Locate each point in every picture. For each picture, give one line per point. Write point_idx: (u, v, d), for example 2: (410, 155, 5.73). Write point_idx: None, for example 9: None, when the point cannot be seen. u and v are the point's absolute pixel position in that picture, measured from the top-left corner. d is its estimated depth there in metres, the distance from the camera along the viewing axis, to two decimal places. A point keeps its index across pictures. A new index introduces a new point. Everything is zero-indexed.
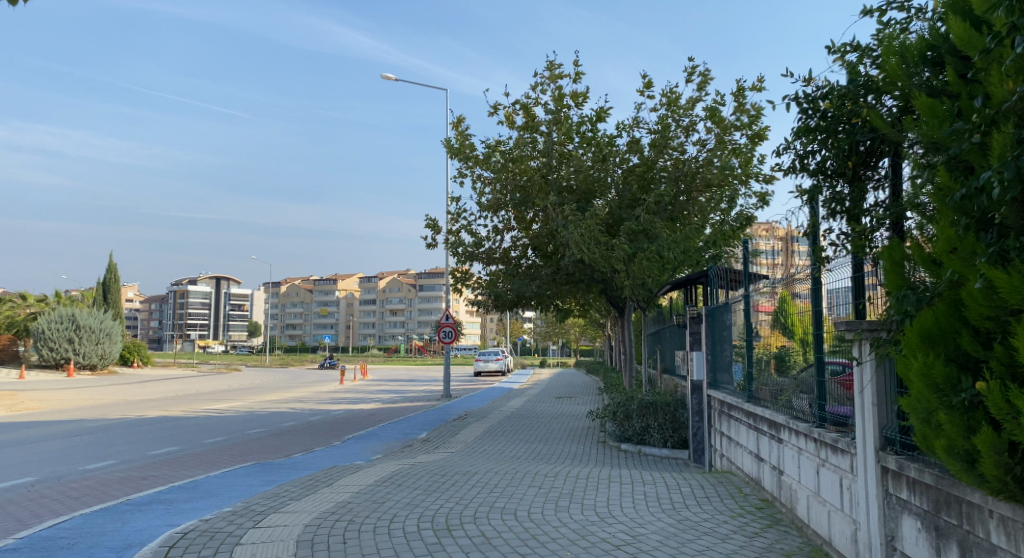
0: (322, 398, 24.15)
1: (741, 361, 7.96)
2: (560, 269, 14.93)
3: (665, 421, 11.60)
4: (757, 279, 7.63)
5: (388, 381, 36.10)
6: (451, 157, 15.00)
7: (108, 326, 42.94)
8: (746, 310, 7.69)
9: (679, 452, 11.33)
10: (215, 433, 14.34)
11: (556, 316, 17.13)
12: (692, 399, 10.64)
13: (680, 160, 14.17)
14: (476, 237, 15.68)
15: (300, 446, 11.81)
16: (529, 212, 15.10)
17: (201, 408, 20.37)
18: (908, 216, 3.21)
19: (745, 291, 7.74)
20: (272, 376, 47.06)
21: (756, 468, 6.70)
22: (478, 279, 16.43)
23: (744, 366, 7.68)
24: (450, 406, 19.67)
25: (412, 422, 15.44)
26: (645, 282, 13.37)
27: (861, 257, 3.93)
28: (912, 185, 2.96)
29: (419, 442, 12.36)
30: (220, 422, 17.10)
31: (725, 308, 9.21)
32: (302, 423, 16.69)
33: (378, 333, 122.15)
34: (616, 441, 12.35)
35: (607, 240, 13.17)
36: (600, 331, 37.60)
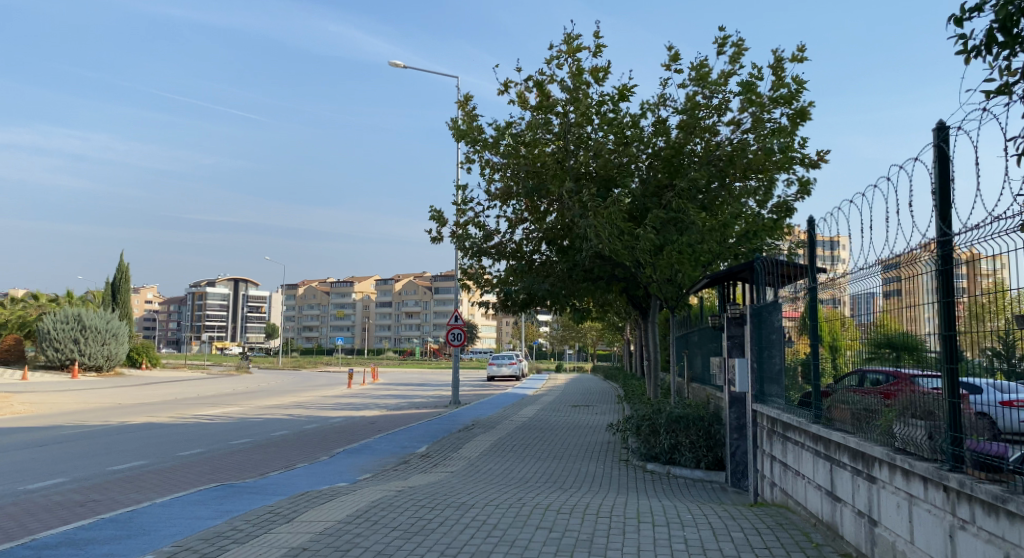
0: (325, 404, 22.87)
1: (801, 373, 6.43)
2: (577, 265, 13.62)
3: (698, 438, 10.13)
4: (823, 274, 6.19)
5: (399, 385, 34.76)
6: (458, 141, 13.64)
7: (114, 327, 42.11)
8: (814, 309, 6.20)
9: (714, 474, 9.84)
10: (195, 445, 13.02)
11: (572, 317, 15.66)
12: (730, 412, 9.49)
13: (712, 143, 12.66)
14: (485, 230, 14.28)
15: (282, 462, 10.47)
16: (542, 202, 13.68)
17: (193, 414, 19.10)
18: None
19: (811, 287, 6.26)
20: (281, 378, 45.98)
21: (829, 510, 5.19)
22: (487, 277, 14.98)
23: (809, 381, 6.16)
24: (458, 415, 18.21)
25: (414, 433, 14.10)
26: (673, 279, 11.87)
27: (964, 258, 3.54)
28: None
29: (416, 458, 11.00)
30: (209, 430, 15.85)
31: (775, 307, 7.71)
32: (296, 432, 15.38)
33: (393, 336, 121.18)
34: (641, 459, 10.85)
35: (630, 231, 11.69)
36: (620, 335, 35.98)
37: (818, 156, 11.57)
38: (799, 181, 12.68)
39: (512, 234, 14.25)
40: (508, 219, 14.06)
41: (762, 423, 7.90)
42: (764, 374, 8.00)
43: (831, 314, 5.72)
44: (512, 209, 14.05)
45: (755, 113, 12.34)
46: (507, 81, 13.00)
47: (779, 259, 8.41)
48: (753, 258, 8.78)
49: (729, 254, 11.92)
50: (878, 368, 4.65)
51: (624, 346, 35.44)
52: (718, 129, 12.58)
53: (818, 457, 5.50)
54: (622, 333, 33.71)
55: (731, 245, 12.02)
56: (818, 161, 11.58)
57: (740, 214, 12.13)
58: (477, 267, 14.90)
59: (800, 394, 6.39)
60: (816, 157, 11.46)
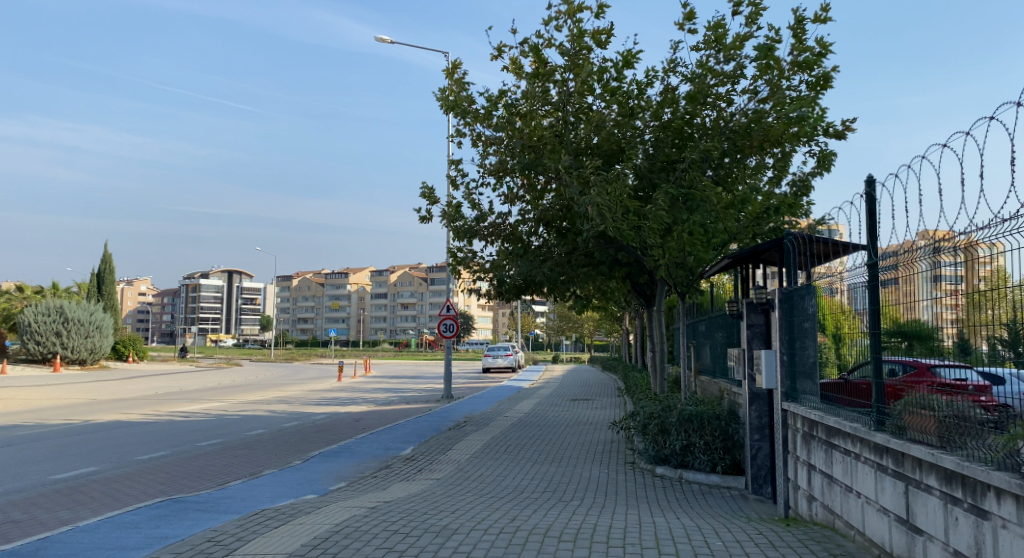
0: (311, 398, 21.74)
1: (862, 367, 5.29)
2: (578, 249, 12.65)
3: (714, 439, 9.06)
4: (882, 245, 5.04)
5: (391, 378, 33.60)
6: (447, 112, 12.51)
7: (98, 319, 40.87)
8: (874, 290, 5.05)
9: (732, 480, 8.80)
10: (160, 446, 11.91)
11: (572, 306, 14.47)
12: (749, 411, 8.55)
13: (725, 113, 11.54)
14: (477, 210, 13.16)
15: (249, 467, 9.42)
16: (539, 179, 12.59)
17: (168, 410, 17.94)
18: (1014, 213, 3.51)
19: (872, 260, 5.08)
20: (272, 371, 44.81)
21: (906, 545, 4.07)
22: (478, 263, 13.78)
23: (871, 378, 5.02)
24: (451, 410, 17.10)
25: (401, 431, 13.04)
26: (684, 262, 10.75)
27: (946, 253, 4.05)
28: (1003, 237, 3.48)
29: (399, 461, 9.96)
30: (180, 428, 14.71)
31: (807, 292, 6.64)
32: (274, 431, 14.26)
33: (389, 328, 119.99)
34: (648, 463, 9.75)
35: (637, 208, 10.59)
36: (619, 325, 34.81)
37: (845, 124, 10.41)
38: (819, 154, 11.52)
39: (507, 215, 13.11)
40: (504, 198, 12.98)
41: (792, 424, 6.83)
42: (795, 367, 6.91)
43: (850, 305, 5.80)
44: (507, 186, 12.98)
45: (772, 80, 11.23)
46: (501, 46, 11.91)
47: (811, 232, 7.27)
48: (782, 236, 7.61)
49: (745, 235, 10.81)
50: (891, 358, 4.70)
51: (623, 337, 34.35)
52: (731, 98, 11.48)
53: (880, 473, 4.43)
54: (621, 323, 32.58)
55: (747, 226, 10.89)
56: (844, 130, 10.41)
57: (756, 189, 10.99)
58: (469, 251, 13.76)
59: (855, 390, 5.27)
60: (843, 126, 10.31)
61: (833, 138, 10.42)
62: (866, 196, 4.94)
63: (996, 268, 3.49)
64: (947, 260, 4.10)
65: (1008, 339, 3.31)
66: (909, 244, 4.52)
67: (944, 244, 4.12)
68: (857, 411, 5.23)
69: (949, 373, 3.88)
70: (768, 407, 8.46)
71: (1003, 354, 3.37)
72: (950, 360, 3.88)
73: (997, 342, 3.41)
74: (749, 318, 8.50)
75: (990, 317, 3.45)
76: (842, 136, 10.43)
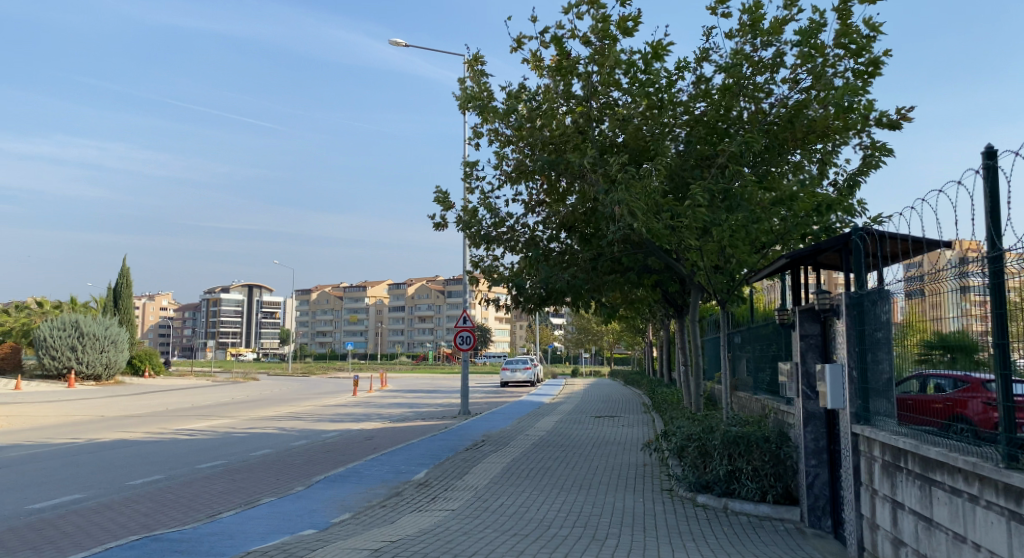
0: (323, 415, 20.87)
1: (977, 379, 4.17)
2: (603, 255, 11.72)
3: (764, 464, 8.01)
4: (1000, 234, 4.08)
5: (408, 392, 32.71)
6: (464, 108, 11.72)
7: (114, 333, 40.50)
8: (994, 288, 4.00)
9: (785, 511, 7.80)
10: (156, 469, 11.08)
11: (599, 316, 13.34)
12: (806, 433, 7.60)
13: (765, 105, 10.57)
14: (495, 214, 12.28)
15: (246, 494, 8.57)
16: (561, 179, 11.73)
17: (173, 429, 17.10)
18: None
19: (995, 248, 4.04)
20: (287, 385, 44.07)
21: None
22: (497, 271, 12.84)
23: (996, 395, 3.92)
24: (468, 427, 16.17)
25: (413, 452, 12.14)
26: (723, 266, 9.69)
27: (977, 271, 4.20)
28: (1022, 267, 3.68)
29: (411, 488, 9.06)
30: (182, 448, 13.85)
31: (880, 297, 5.72)
32: (280, 451, 13.38)
33: (407, 341, 119.33)
34: (688, 491, 8.73)
35: (670, 206, 9.65)
36: (641, 337, 33.68)
37: (900, 113, 9.25)
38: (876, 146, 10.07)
39: (527, 218, 12.23)
40: (523, 201, 12.10)
41: (862, 450, 5.86)
42: (867, 382, 5.94)
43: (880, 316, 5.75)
44: (527, 189, 12.11)
45: (816, 68, 10.27)
46: (521, 37, 11.12)
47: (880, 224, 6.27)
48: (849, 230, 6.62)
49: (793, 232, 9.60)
50: (935, 373, 4.70)
51: (646, 350, 33.20)
52: (771, 90, 10.55)
53: (1019, 525, 3.42)
54: (644, 335, 31.48)
55: (800, 223, 9.60)
56: (899, 119, 9.26)
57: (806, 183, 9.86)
58: (488, 258, 12.86)
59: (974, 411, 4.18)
60: (898, 115, 9.13)
61: (887, 129, 9.25)
62: (985, 172, 4.03)
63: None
64: (974, 271, 4.30)
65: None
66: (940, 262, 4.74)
67: (969, 256, 4.34)
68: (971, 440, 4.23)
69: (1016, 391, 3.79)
70: (826, 429, 7.54)
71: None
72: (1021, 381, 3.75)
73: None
74: (802, 328, 7.69)
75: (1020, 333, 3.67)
76: (897, 126, 9.26)
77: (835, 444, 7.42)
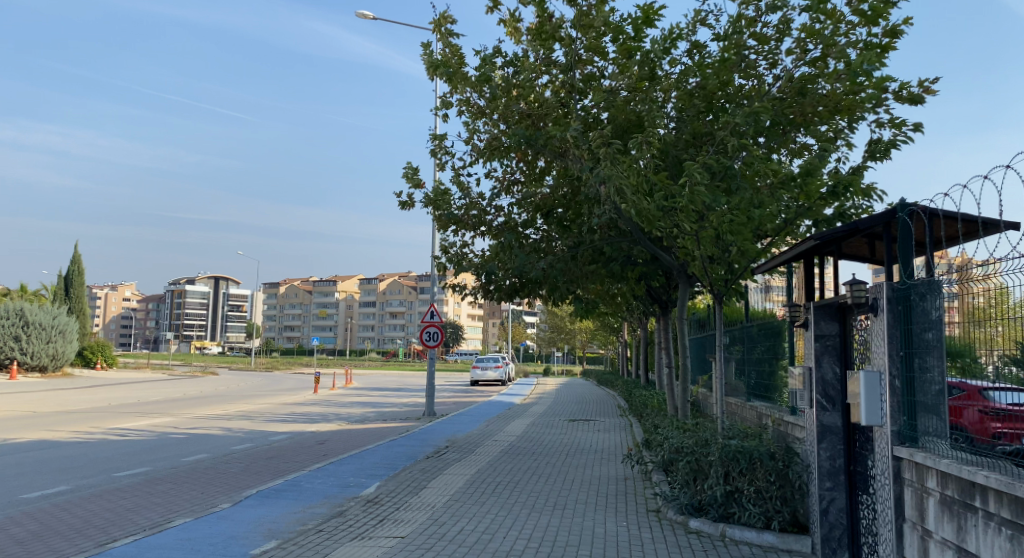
0: (276, 414, 19.37)
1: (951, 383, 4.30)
2: (584, 243, 10.64)
3: (768, 485, 6.90)
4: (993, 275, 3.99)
5: (372, 390, 31.29)
6: (431, 74, 10.41)
7: (61, 323, 38.50)
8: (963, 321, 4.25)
9: (793, 541, 6.67)
10: (67, 476, 9.60)
11: (577, 311, 12.23)
12: (820, 451, 6.52)
13: (767, 77, 9.45)
14: (466, 194, 11.03)
15: (159, 513, 7.21)
16: (539, 156, 10.64)
17: (104, 427, 15.49)
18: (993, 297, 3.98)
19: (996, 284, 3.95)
20: (247, 380, 42.41)
21: None
22: (467, 260, 11.57)
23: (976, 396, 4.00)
24: (433, 431, 14.95)
25: (367, 460, 10.82)
26: (723, 256, 8.54)
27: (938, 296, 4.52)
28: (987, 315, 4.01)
29: (357, 507, 7.77)
30: (108, 450, 12.33)
31: (930, 294, 4.62)
32: (218, 456, 11.93)
33: (376, 337, 117.35)
34: (678, 514, 7.55)
35: (664, 185, 8.49)
36: (617, 337, 32.70)
37: (923, 86, 8.20)
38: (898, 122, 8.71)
39: (500, 199, 10.96)
40: (495, 181, 10.88)
41: (906, 479, 4.72)
42: (913, 394, 4.80)
43: (922, 318, 4.71)
44: (501, 167, 10.87)
45: (825, 39, 9.21)
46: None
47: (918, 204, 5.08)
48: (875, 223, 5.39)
49: (808, 211, 8.34)
50: (923, 386, 4.68)
51: (621, 350, 32.15)
52: (777, 62, 9.44)
53: None
54: (618, 334, 30.51)
55: (814, 205, 8.35)
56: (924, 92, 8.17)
57: (825, 157, 8.67)
58: (458, 245, 11.62)
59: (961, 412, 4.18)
60: (921, 87, 8.11)
61: (908, 102, 8.21)
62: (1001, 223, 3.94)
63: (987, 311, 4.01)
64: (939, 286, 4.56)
65: (1015, 358, 3.66)
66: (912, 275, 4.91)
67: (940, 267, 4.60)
68: (996, 456, 3.81)
69: (1006, 396, 3.67)
70: (843, 447, 6.47)
71: (1009, 371, 3.71)
72: (1013, 385, 3.62)
73: (1005, 361, 3.77)
74: (818, 327, 6.66)
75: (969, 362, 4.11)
76: (919, 100, 8.24)
77: (854, 465, 6.36)
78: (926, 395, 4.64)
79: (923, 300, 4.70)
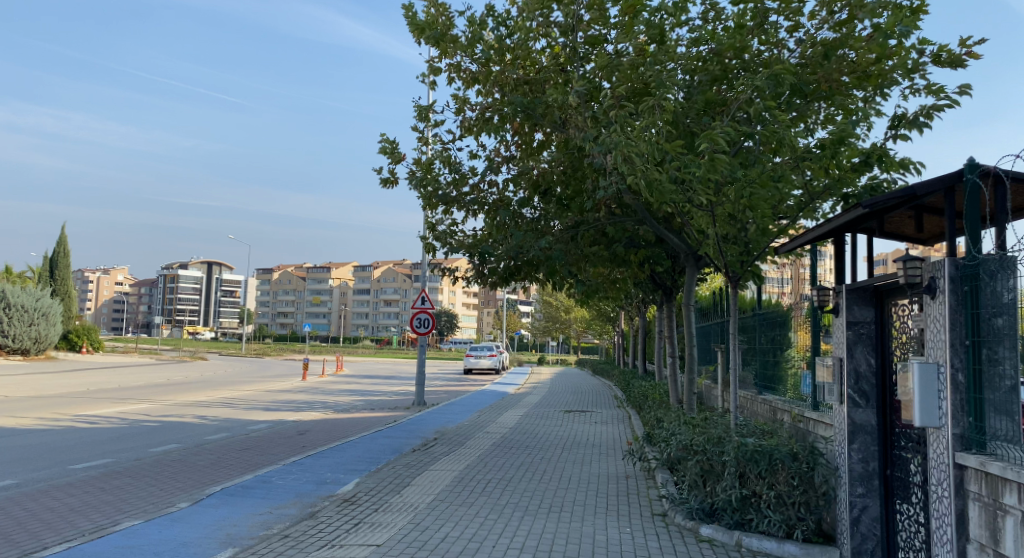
0: (259, 402, 18.55)
1: (982, 387, 4.03)
2: (585, 223, 9.84)
3: (791, 489, 6.14)
4: (1008, 272, 3.83)
5: (363, 379, 30.48)
6: (417, 37, 9.54)
7: (44, 306, 37.56)
8: (983, 321, 4.02)
9: (819, 553, 5.93)
10: (15, 469, 8.76)
11: (575, 297, 11.45)
12: (851, 453, 5.77)
13: (788, 42, 8.60)
14: (457, 170, 10.19)
15: (105, 515, 6.40)
16: (536, 127, 9.82)
17: (72, 414, 14.62)
18: (1005, 298, 3.83)
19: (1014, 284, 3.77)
20: (236, 366, 41.57)
21: None
22: (457, 241, 10.74)
23: (1000, 395, 3.85)
24: (423, 422, 14.18)
25: (347, 453, 10.05)
26: (739, 235, 7.74)
27: (954, 290, 4.24)
28: (1000, 312, 3.87)
29: (331, 508, 7.01)
30: (69, 440, 11.48)
31: (1004, 273, 3.86)
32: (189, 447, 11.10)
33: (370, 324, 116.48)
34: (688, 520, 6.78)
35: (676, 157, 7.68)
36: (613, 326, 31.97)
37: (967, 47, 7.44)
38: (934, 89, 7.90)
39: (494, 175, 10.12)
40: (488, 155, 10.05)
41: (972, 492, 3.98)
42: (981, 391, 4.04)
43: (993, 300, 3.94)
44: (495, 140, 10.04)
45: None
46: None
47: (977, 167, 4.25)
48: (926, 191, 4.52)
49: (838, 185, 7.48)
50: (970, 387, 4.14)
51: (618, 340, 31.39)
52: (798, 26, 8.61)
53: None
54: (615, 324, 29.77)
55: (843, 178, 7.49)
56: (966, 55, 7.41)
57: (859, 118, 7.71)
58: (448, 225, 10.78)
59: (985, 414, 3.99)
60: (964, 48, 7.35)
61: (948, 66, 7.47)
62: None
63: (1003, 308, 3.84)
64: (951, 279, 4.27)
65: None
66: (934, 264, 4.41)
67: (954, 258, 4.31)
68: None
69: None
70: (878, 448, 5.73)
71: None
72: None
73: None
74: (850, 313, 5.91)
75: (987, 363, 3.97)
76: (961, 63, 7.50)
77: (890, 469, 5.63)
78: (980, 395, 4.04)
79: (993, 279, 3.94)
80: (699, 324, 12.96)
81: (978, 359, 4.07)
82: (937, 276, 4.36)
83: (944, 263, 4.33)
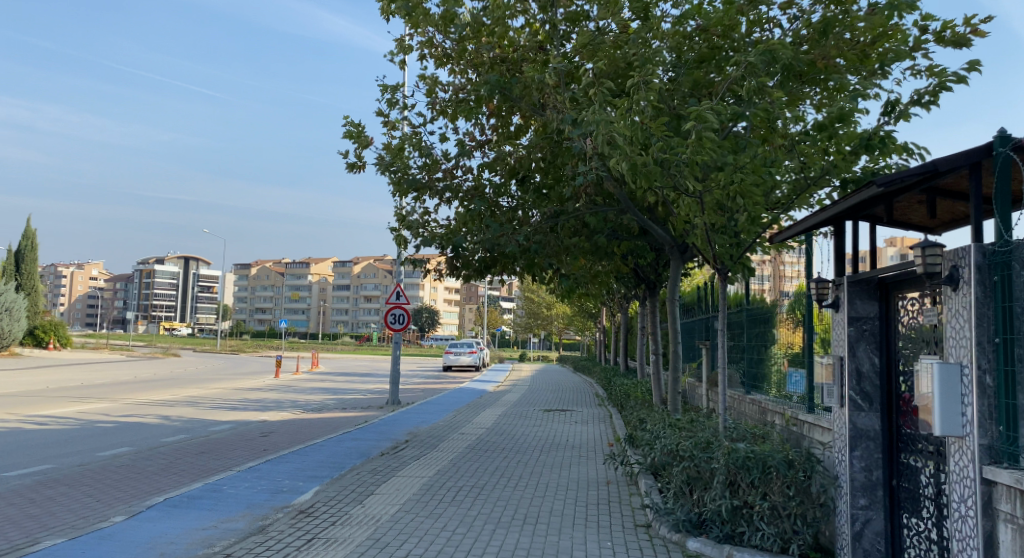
0: (227, 400, 17.79)
1: (1016, 392, 3.50)
2: (565, 212, 9.27)
3: (786, 500, 5.61)
4: None
5: (338, 376, 29.75)
6: (387, 11, 8.90)
7: (9, 300, 36.32)
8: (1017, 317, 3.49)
9: None
10: None
11: (554, 291, 10.89)
12: (854, 461, 5.26)
13: (782, 19, 8.09)
14: (429, 155, 9.58)
15: (27, 531, 5.73)
16: (513, 110, 9.23)
17: (23, 414, 13.80)
18: None
19: None
20: (209, 363, 40.58)
21: None
22: (429, 232, 10.13)
23: None
24: (395, 422, 13.56)
25: (311, 457, 9.40)
26: (729, 223, 7.21)
27: (981, 281, 3.71)
28: None
29: (284, 520, 6.37)
30: (12, 442, 10.70)
31: None
32: (142, 450, 10.39)
33: (349, 320, 115.32)
34: (673, 532, 6.25)
35: (663, 139, 7.13)
36: (595, 323, 31.48)
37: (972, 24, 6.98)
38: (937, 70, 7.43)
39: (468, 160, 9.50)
40: (463, 139, 9.45)
41: (1004, 512, 3.46)
42: (1013, 395, 3.53)
43: None
44: (470, 123, 9.43)
45: None
46: None
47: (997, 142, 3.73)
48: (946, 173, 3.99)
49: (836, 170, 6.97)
50: (1000, 393, 3.61)
51: (600, 337, 30.94)
52: (793, 2, 8.10)
53: None
54: (597, 319, 29.32)
55: (841, 162, 6.98)
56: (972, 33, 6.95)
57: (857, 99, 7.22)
58: (420, 214, 10.16)
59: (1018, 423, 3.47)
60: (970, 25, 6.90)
61: (952, 45, 7.02)
62: None
63: None
64: (978, 269, 3.74)
65: None
66: (958, 253, 3.87)
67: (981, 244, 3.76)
68: None
69: None
70: (882, 456, 5.23)
71: None
72: None
73: None
74: (852, 308, 5.39)
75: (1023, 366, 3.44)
76: (965, 42, 7.05)
77: (896, 480, 5.12)
78: (1012, 402, 3.52)
79: None
80: (684, 321, 12.46)
81: (1010, 360, 3.55)
82: (962, 266, 3.82)
83: (969, 251, 3.79)
